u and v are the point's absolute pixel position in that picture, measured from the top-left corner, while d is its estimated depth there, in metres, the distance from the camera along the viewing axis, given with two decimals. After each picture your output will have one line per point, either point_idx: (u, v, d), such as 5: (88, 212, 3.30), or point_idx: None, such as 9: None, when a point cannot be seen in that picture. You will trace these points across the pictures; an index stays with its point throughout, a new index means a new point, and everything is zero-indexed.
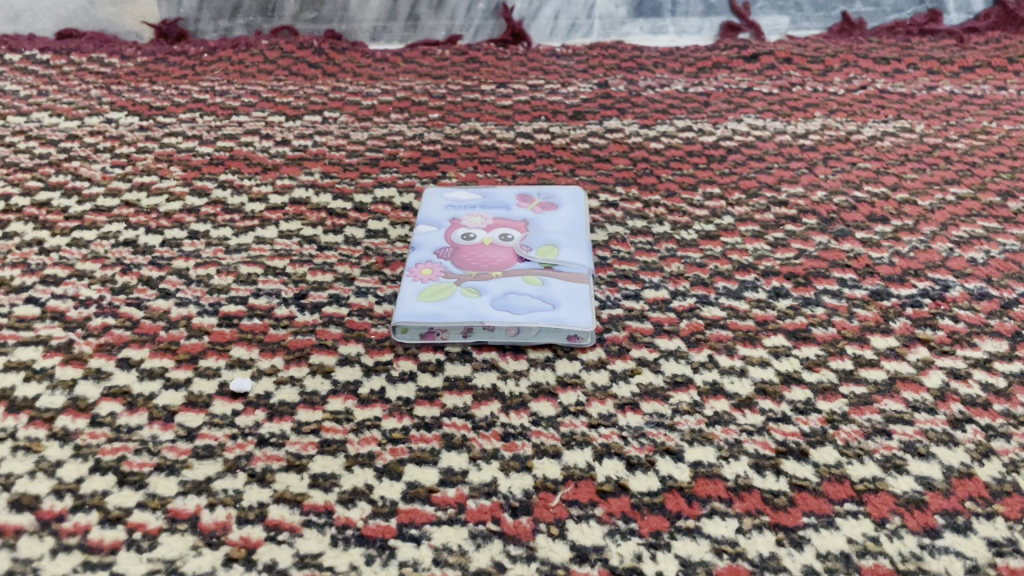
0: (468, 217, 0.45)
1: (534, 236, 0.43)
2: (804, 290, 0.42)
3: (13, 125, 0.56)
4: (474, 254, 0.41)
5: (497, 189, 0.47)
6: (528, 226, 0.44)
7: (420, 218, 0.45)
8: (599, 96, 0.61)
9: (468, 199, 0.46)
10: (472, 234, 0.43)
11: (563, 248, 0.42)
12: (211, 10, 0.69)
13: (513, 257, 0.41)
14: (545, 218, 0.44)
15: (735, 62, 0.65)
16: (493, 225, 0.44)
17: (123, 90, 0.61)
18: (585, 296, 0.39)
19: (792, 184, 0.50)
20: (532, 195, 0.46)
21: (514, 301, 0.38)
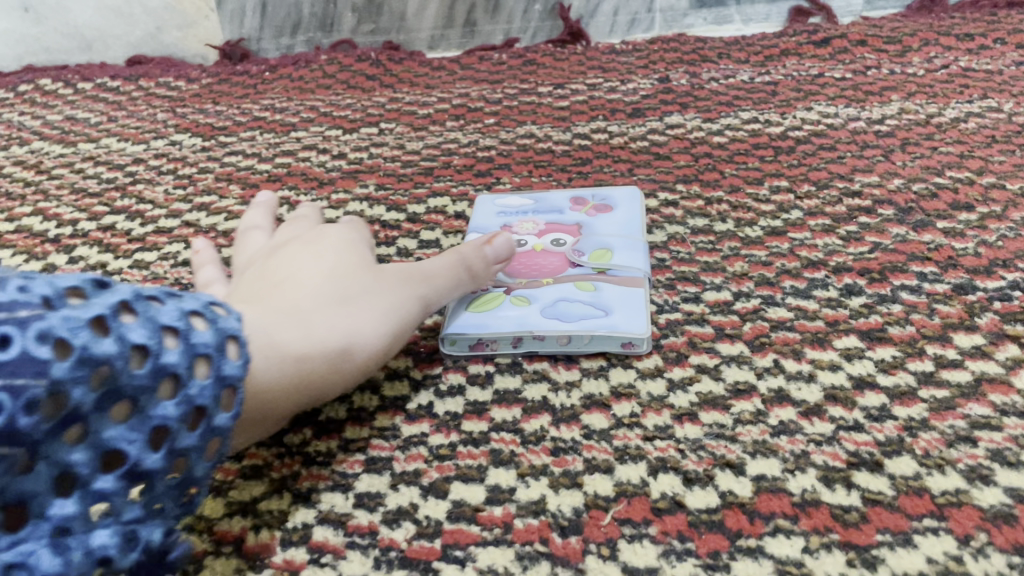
0: (520, 223, 0.44)
1: (587, 240, 0.41)
2: (879, 287, 0.39)
3: (82, 151, 0.58)
4: (525, 262, 0.40)
5: (550, 194, 0.46)
6: (581, 230, 0.42)
7: (470, 226, 0.44)
8: (660, 91, 0.59)
9: (522, 206, 0.45)
10: (523, 240, 0.42)
11: (617, 253, 0.40)
12: (273, 28, 0.70)
13: (565, 263, 0.40)
14: (600, 220, 0.43)
15: (805, 48, 0.62)
16: (545, 231, 0.43)
17: (188, 112, 0.63)
18: (640, 301, 0.37)
19: (866, 173, 0.47)
20: (586, 198, 0.45)
21: (564, 309, 0.37)
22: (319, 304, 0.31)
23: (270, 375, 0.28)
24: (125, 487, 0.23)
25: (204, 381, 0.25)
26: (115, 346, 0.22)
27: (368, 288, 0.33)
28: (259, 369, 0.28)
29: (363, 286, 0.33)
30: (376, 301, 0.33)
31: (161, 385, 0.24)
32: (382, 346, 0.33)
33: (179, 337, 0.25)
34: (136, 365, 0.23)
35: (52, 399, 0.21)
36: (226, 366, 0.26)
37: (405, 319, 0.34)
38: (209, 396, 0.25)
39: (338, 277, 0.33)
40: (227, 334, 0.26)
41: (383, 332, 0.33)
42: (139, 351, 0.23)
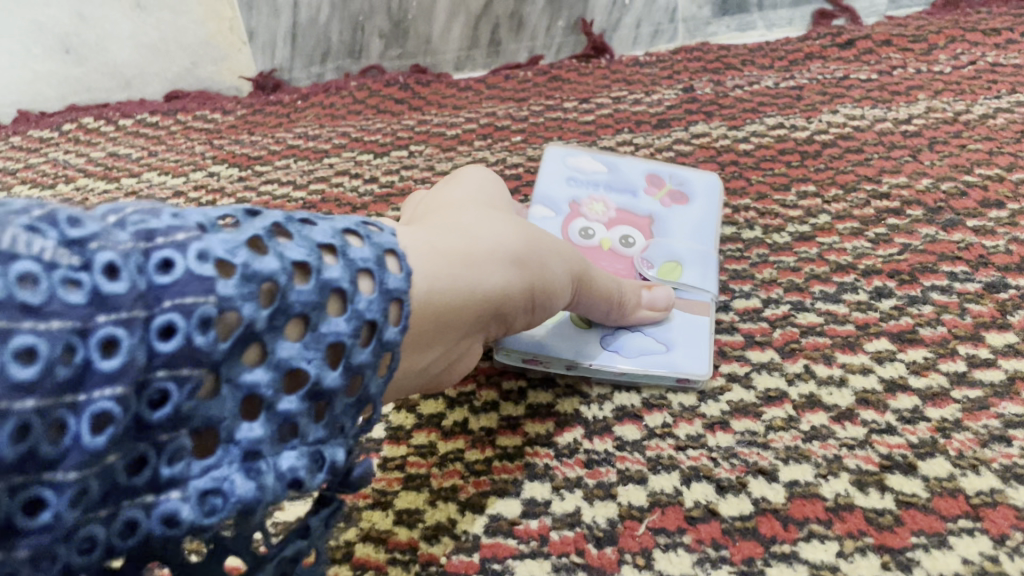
0: (590, 202, 0.44)
1: (656, 244, 0.42)
2: (909, 288, 0.39)
3: (126, 187, 0.60)
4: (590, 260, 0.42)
5: (626, 163, 0.47)
6: (652, 228, 0.43)
7: (543, 192, 0.45)
8: (684, 101, 0.59)
9: (596, 176, 0.46)
10: (592, 231, 0.43)
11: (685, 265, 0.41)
12: (303, 57, 0.72)
13: (631, 270, 0.41)
14: (672, 215, 0.44)
15: (829, 50, 0.62)
16: (615, 220, 0.44)
17: (225, 143, 0.65)
18: (704, 333, 0.37)
19: (894, 174, 0.47)
20: (664, 179, 0.46)
21: (627, 338, 0.37)
22: (487, 235, 0.31)
23: (441, 281, 0.28)
24: (309, 406, 0.23)
25: (368, 296, 0.25)
26: (276, 262, 0.23)
27: (532, 234, 0.32)
28: (429, 277, 0.27)
29: (516, 221, 0.33)
30: (534, 230, 0.32)
31: (325, 301, 0.24)
32: (542, 274, 0.32)
33: (337, 254, 0.25)
34: (300, 282, 0.23)
35: (222, 318, 0.21)
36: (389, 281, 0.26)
37: (562, 257, 0.33)
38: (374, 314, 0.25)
39: (493, 212, 0.33)
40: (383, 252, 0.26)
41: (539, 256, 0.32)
42: (301, 267, 0.23)
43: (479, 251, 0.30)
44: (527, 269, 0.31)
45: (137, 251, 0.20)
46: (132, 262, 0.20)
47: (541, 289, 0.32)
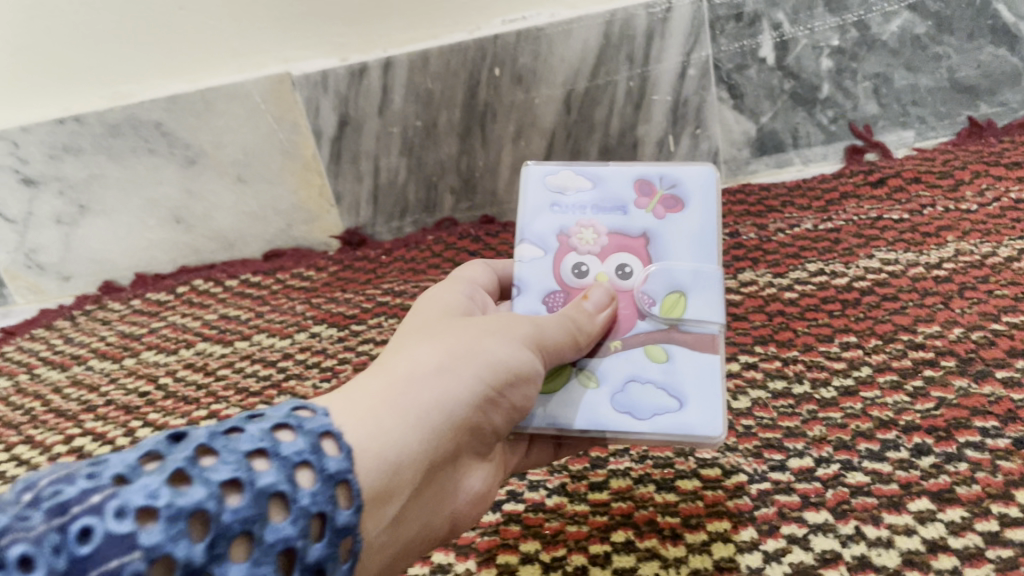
0: (580, 229, 0.50)
1: (654, 276, 0.48)
2: (946, 445, 0.44)
3: (239, 349, 0.69)
4: None
5: (616, 175, 0.51)
6: (649, 253, 0.49)
7: (535, 228, 0.50)
8: (732, 247, 0.65)
9: (583, 195, 0.51)
10: (587, 268, 0.49)
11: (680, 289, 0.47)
12: (384, 214, 0.81)
13: (635, 313, 0.47)
14: (665, 231, 0.49)
15: (862, 189, 0.68)
16: (610, 250, 0.49)
17: (322, 302, 0.73)
18: (714, 379, 0.45)
19: (928, 323, 0.52)
20: (655, 185, 0.50)
21: (637, 395, 0.46)
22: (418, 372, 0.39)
23: (382, 441, 0.36)
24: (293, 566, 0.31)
25: (310, 488, 0.32)
26: (202, 491, 0.29)
27: (458, 345, 0.41)
28: (368, 442, 0.35)
29: (434, 339, 0.41)
30: (452, 341, 0.41)
31: (268, 503, 0.31)
32: (476, 366, 0.40)
33: (270, 458, 0.32)
34: (240, 495, 0.30)
35: (192, 528, 0.28)
36: (328, 461, 0.33)
37: (488, 344, 0.41)
38: (322, 499, 0.32)
39: (415, 340, 0.41)
40: (317, 438, 0.34)
41: (467, 356, 0.40)
42: (234, 485, 0.30)
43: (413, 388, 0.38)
44: (462, 373, 0.40)
45: (52, 531, 0.27)
46: (45, 546, 0.27)
47: (487, 378, 0.40)
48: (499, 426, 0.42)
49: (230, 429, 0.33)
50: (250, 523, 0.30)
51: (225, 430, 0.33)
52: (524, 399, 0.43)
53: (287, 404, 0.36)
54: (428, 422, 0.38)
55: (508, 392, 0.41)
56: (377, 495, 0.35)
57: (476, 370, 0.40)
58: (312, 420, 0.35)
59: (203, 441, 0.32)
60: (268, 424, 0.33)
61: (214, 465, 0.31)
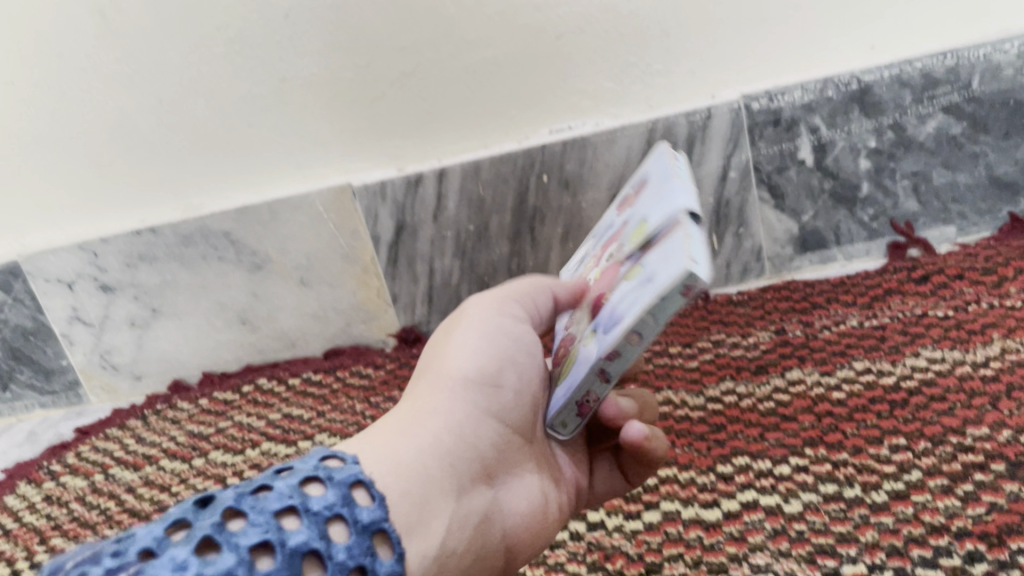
0: (587, 262, 0.54)
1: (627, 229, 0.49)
2: (999, 552, 0.44)
3: (302, 450, 0.72)
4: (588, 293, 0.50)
5: (612, 216, 0.56)
6: (625, 223, 0.51)
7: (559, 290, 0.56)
8: (778, 344, 0.67)
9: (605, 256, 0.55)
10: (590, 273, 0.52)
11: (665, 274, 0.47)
12: (439, 312, 0.84)
13: (618, 262, 0.47)
14: (637, 203, 0.51)
15: (906, 285, 0.69)
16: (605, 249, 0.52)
17: (380, 400, 0.76)
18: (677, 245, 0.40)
19: (977, 425, 0.53)
20: (633, 190, 0.54)
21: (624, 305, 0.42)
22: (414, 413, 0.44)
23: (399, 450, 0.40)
24: None
25: (341, 540, 0.34)
26: (234, 555, 0.30)
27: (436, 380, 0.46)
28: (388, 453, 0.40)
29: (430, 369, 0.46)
30: (438, 368, 0.46)
31: (303, 562, 0.32)
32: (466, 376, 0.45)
33: (299, 516, 0.33)
34: (273, 553, 0.31)
35: None
36: (360, 511, 0.35)
37: (461, 359, 0.45)
38: (356, 551, 0.34)
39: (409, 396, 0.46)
40: (341, 492, 0.36)
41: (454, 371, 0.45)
42: (267, 544, 0.31)
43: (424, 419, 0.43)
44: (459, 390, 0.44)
45: None
46: None
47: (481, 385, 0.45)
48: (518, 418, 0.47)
49: (260, 484, 0.35)
50: None
51: (255, 485, 0.35)
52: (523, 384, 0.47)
53: (312, 454, 0.39)
54: (445, 441, 0.42)
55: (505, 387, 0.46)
56: (423, 517, 0.39)
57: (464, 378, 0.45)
58: (340, 470, 0.37)
59: (231, 503, 0.33)
60: (296, 478, 0.35)
61: (244, 527, 0.32)
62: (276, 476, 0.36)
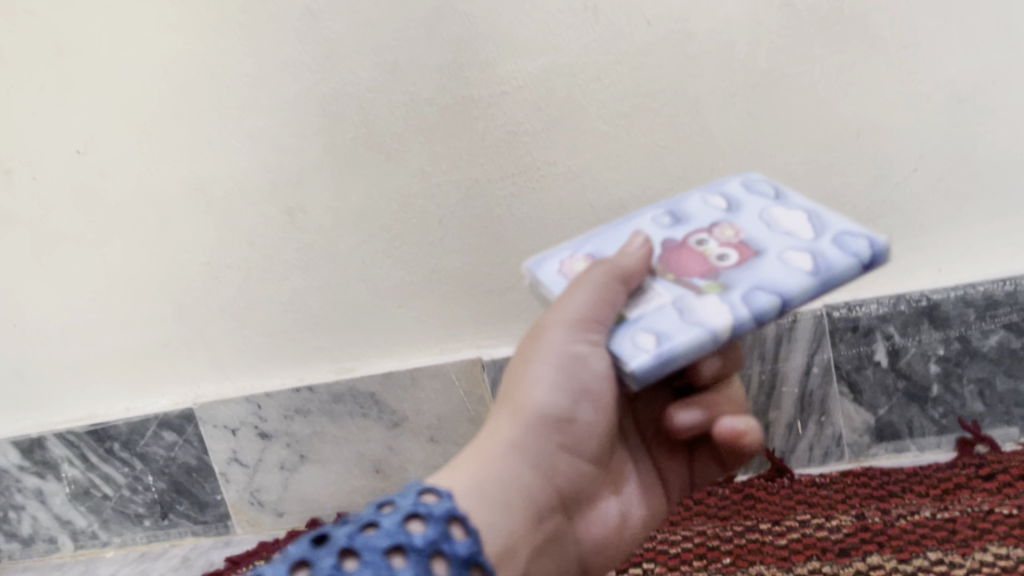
0: (694, 232, 0.62)
1: (744, 229, 0.60)
2: None
3: None
4: (679, 260, 0.59)
5: (688, 198, 0.66)
6: (733, 223, 0.61)
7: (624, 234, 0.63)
8: (859, 529, 0.77)
9: (656, 234, 0.63)
10: (704, 241, 0.60)
11: (727, 299, 0.54)
12: None
13: (706, 264, 0.58)
14: (740, 212, 0.63)
15: (974, 480, 0.79)
16: (713, 228, 0.61)
17: None
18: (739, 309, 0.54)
19: None
20: (722, 196, 0.65)
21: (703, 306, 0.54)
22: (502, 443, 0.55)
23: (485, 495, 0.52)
24: None
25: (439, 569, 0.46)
26: None
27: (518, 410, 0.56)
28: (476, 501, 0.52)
29: (506, 392, 0.58)
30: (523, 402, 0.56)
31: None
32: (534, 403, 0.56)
33: (403, 552, 0.46)
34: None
35: None
36: (457, 546, 0.47)
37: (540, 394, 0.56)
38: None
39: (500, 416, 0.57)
40: (439, 528, 0.48)
41: (525, 400, 0.56)
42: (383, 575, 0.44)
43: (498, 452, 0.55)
44: (527, 419, 0.56)
45: None
46: None
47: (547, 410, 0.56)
48: (586, 437, 0.57)
49: (371, 521, 0.48)
50: None
51: (366, 523, 0.48)
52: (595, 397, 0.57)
53: (412, 486, 0.52)
54: (517, 474, 0.54)
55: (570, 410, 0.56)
56: (509, 548, 0.51)
57: (533, 407, 0.56)
58: (437, 506, 0.49)
59: (347, 543, 0.46)
60: (398, 517, 0.48)
61: (360, 564, 0.45)
62: (382, 514, 0.48)
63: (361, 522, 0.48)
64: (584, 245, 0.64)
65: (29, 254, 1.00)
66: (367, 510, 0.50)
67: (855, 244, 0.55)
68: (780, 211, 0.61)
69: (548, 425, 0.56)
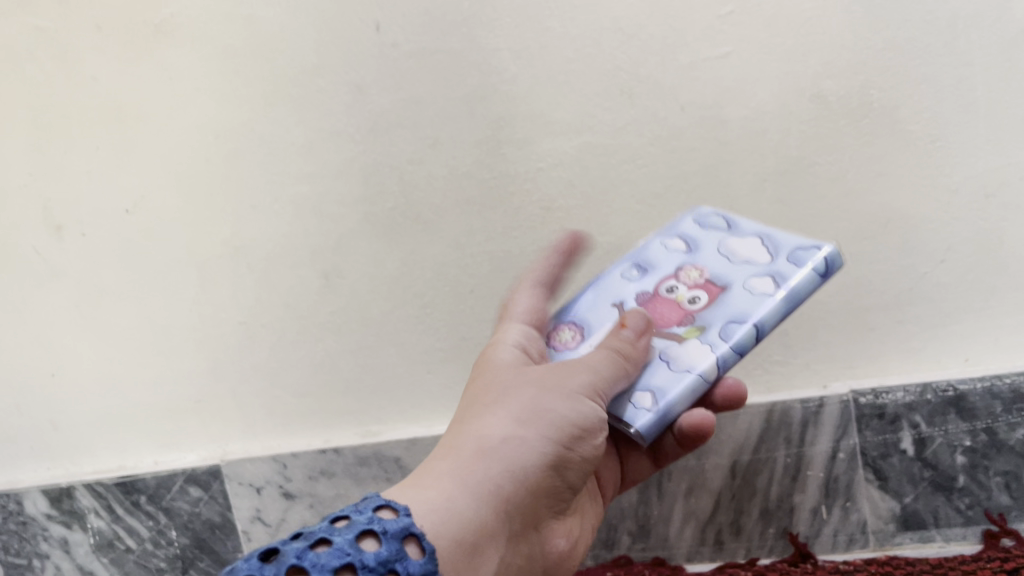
0: (678, 273, 0.75)
1: (713, 271, 0.74)
2: None
3: None
4: (658, 309, 0.74)
5: (650, 243, 0.80)
6: (703, 267, 0.75)
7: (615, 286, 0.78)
8: None
9: (628, 289, 0.77)
10: (676, 287, 0.75)
11: (705, 341, 0.69)
12: None
13: (682, 312, 0.72)
14: (704, 254, 0.76)
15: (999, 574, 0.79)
16: (687, 274, 0.75)
17: None
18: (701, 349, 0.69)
19: None
20: (676, 241, 0.79)
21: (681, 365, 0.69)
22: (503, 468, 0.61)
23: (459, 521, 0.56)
24: None
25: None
26: None
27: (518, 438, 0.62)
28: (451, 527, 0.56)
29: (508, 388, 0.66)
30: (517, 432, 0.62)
31: None
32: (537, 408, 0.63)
33: (356, 570, 0.47)
34: None
35: None
36: (411, 565, 0.50)
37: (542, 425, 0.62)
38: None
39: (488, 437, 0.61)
40: (393, 546, 0.50)
41: (530, 401, 0.64)
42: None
43: (490, 438, 0.61)
44: (527, 425, 0.62)
45: None
46: None
47: (546, 421, 0.62)
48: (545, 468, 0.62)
49: (324, 537, 0.50)
50: None
51: (319, 538, 0.50)
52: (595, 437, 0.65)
53: (368, 504, 0.55)
54: (499, 464, 0.60)
55: (573, 436, 0.63)
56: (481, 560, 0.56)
57: (536, 410, 0.63)
58: (392, 525, 0.52)
59: (297, 561, 0.47)
60: (352, 534, 0.50)
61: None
62: (335, 530, 0.51)
63: (315, 537, 0.49)
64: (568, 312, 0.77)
65: (73, 308, 1.03)
66: (317, 527, 0.52)
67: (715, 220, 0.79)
68: (735, 241, 0.76)
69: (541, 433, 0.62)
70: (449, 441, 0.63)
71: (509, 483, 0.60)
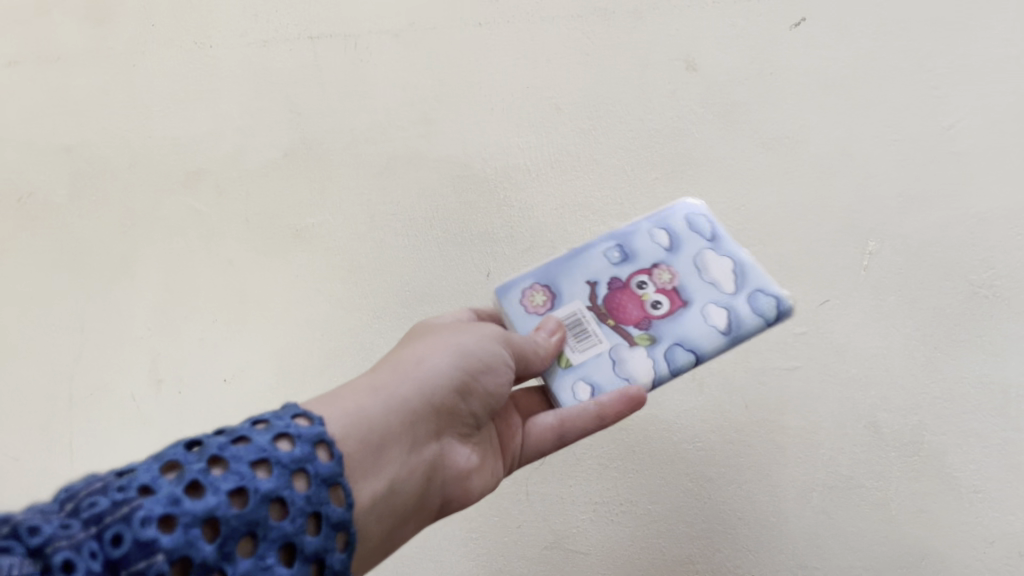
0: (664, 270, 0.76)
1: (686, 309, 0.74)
2: None
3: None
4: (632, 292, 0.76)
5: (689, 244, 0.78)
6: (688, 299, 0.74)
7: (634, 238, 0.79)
8: None
9: (605, 270, 0.77)
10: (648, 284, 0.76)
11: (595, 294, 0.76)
12: None
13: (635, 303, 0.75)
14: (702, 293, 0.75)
15: None
16: (666, 287, 0.75)
17: None
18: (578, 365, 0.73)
19: None
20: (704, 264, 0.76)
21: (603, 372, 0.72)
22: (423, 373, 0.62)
23: (372, 416, 0.56)
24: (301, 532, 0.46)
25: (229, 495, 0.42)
26: (214, 499, 0.43)
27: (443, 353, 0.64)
28: (358, 419, 0.55)
29: (420, 341, 0.67)
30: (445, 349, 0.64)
31: (270, 504, 0.45)
32: (456, 345, 0.65)
33: (268, 473, 0.46)
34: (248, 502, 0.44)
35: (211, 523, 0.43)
36: (320, 467, 0.49)
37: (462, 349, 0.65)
38: (281, 484, 0.46)
39: (412, 356, 0.64)
40: (306, 446, 0.49)
41: (455, 344, 0.65)
42: (241, 493, 0.44)
43: (404, 362, 0.63)
44: (450, 356, 0.64)
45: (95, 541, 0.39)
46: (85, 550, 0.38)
47: (454, 353, 0.64)
48: (470, 390, 0.64)
49: (148, 485, 0.43)
50: (258, 520, 0.44)
51: (141, 486, 0.42)
52: (502, 372, 0.67)
53: (283, 411, 0.52)
54: (421, 378, 0.61)
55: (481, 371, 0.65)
56: (382, 447, 0.55)
57: (448, 349, 0.64)
58: (307, 430, 0.50)
59: (216, 452, 0.46)
60: (231, 482, 0.45)
61: (222, 474, 0.45)
62: (253, 430, 0.49)
63: (165, 462, 0.45)
64: (548, 272, 0.78)
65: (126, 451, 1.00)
66: (212, 441, 0.47)
67: (764, 304, 0.72)
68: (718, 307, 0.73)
69: (455, 364, 0.63)
70: (375, 369, 0.63)
71: (419, 401, 0.60)
